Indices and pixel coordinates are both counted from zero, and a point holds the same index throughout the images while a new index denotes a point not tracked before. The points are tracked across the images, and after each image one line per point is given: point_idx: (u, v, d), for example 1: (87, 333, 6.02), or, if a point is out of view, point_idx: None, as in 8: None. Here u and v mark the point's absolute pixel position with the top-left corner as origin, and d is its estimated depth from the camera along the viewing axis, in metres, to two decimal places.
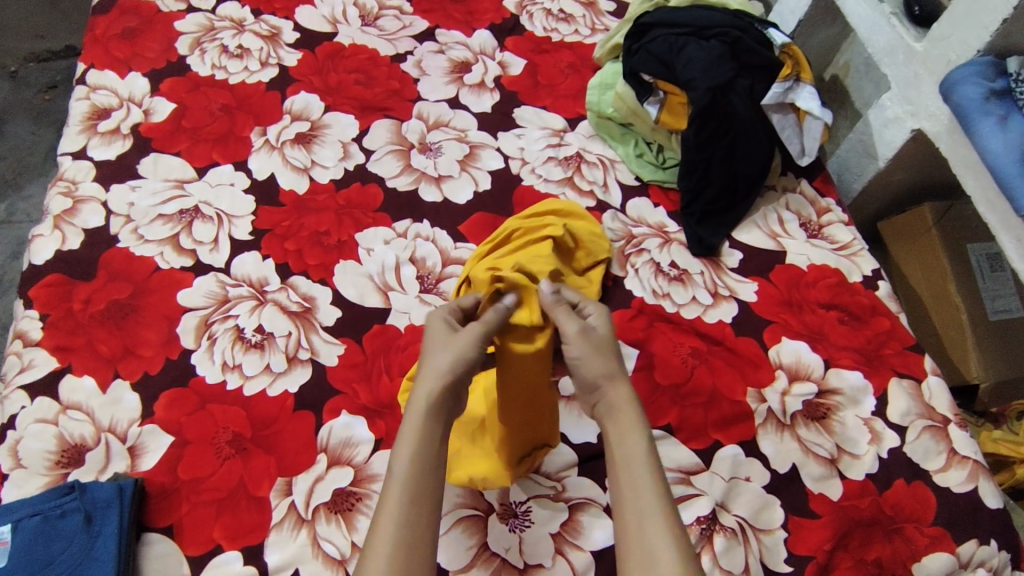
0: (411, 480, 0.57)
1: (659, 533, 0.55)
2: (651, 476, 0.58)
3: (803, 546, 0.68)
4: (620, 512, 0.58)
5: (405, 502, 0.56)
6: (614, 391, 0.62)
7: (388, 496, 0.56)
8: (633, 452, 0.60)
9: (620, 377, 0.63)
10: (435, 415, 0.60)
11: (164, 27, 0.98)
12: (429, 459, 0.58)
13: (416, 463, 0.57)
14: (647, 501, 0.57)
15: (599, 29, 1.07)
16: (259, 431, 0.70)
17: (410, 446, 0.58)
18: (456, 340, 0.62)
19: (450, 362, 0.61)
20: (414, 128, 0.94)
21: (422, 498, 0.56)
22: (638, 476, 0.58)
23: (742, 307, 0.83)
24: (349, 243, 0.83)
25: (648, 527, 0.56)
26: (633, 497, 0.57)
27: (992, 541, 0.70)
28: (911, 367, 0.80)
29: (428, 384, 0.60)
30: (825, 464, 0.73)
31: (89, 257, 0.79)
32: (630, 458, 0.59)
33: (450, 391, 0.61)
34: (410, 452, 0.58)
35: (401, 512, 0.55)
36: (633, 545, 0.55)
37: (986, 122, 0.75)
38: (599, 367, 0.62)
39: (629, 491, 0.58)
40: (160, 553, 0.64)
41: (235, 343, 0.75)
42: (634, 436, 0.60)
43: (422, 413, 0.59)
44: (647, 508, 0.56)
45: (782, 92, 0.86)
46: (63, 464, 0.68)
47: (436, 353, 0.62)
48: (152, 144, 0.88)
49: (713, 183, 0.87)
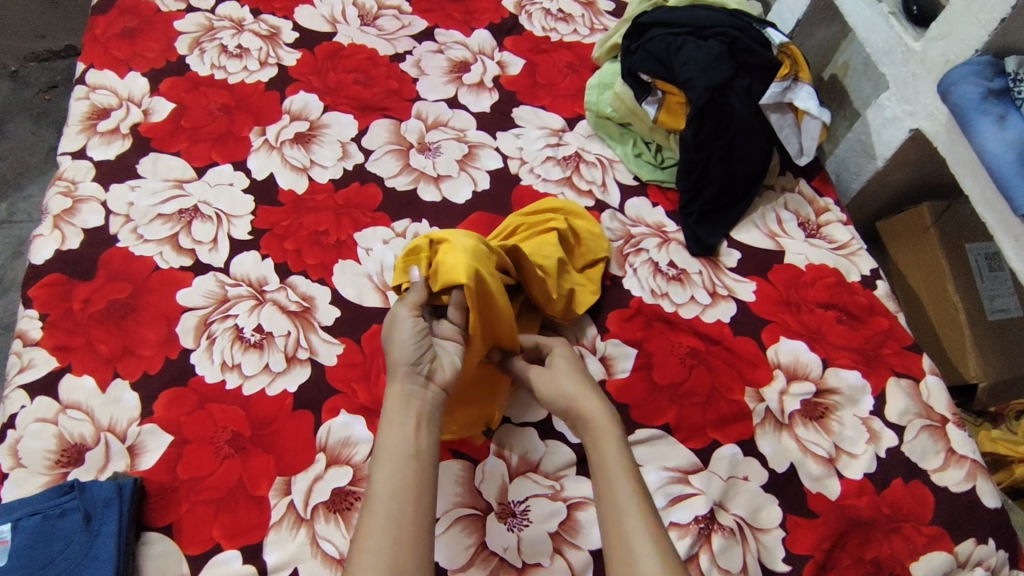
0: (394, 480, 0.59)
1: (638, 532, 0.58)
2: (627, 476, 0.62)
3: (801, 545, 0.69)
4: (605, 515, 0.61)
5: (388, 500, 0.58)
6: (586, 403, 0.68)
7: (373, 498, 0.58)
8: (608, 456, 0.64)
9: (590, 392, 0.69)
10: (408, 417, 0.63)
11: (164, 27, 0.98)
12: (404, 457, 0.60)
13: (396, 464, 0.60)
14: (624, 500, 0.60)
15: (598, 28, 1.07)
16: (258, 430, 0.71)
17: (387, 450, 0.61)
18: (402, 328, 0.67)
19: (411, 351, 0.66)
20: (413, 127, 0.94)
21: (404, 496, 0.58)
22: (614, 478, 0.62)
23: (742, 307, 0.83)
24: (349, 243, 0.83)
25: (628, 526, 0.59)
26: (612, 501, 0.61)
27: (990, 540, 0.70)
28: (910, 366, 0.80)
29: (395, 381, 0.65)
30: (823, 463, 0.73)
31: (89, 257, 0.79)
32: (607, 466, 0.63)
33: (413, 382, 0.65)
34: (387, 455, 0.61)
35: (388, 512, 0.57)
36: (616, 545, 0.58)
37: (984, 121, 0.75)
38: (564, 387, 0.69)
39: (608, 494, 0.62)
40: (160, 551, 0.64)
41: (235, 342, 0.75)
42: (609, 443, 0.65)
43: (394, 414, 0.63)
44: (623, 509, 0.60)
45: (781, 91, 0.86)
46: (63, 463, 0.68)
47: (394, 344, 0.67)
48: (152, 144, 0.88)
49: (713, 183, 0.88)
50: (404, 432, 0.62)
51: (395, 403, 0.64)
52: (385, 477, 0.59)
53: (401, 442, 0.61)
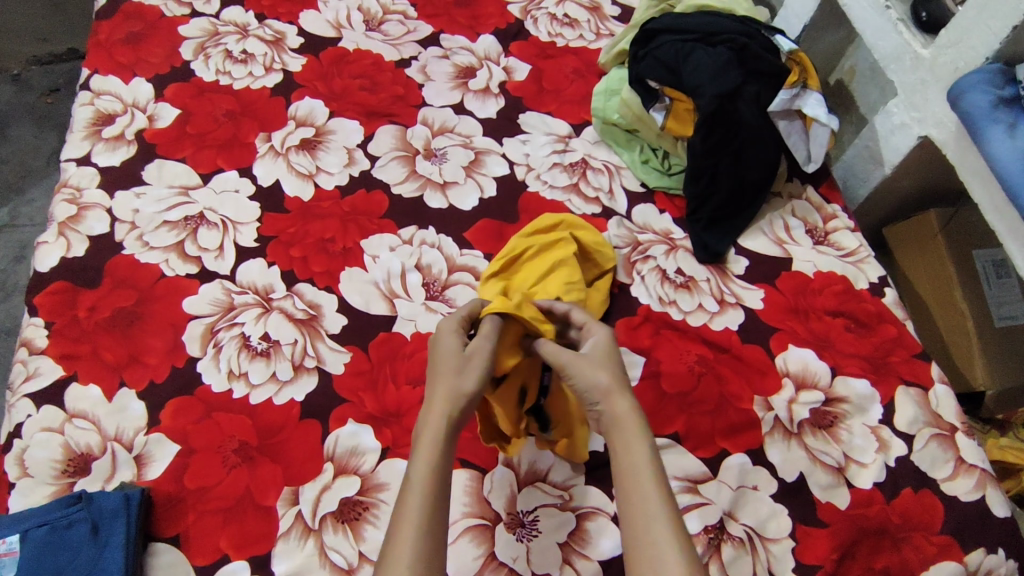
0: (425, 516, 0.54)
1: (668, 544, 0.53)
2: (653, 484, 0.56)
3: (811, 555, 0.68)
4: (626, 520, 0.55)
5: (419, 541, 0.53)
6: (617, 404, 0.61)
7: (400, 531, 0.54)
8: (640, 459, 0.58)
9: (622, 389, 0.62)
10: (444, 449, 0.58)
11: (169, 32, 0.98)
12: (440, 496, 0.56)
13: (428, 499, 0.55)
14: (655, 508, 0.55)
15: (604, 33, 1.07)
16: (265, 439, 0.70)
17: (422, 479, 0.56)
18: (472, 362, 0.62)
19: (472, 385, 0.61)
20: (419, 133, 0.93)
21: (433, 533, 0.54)
22: (642, 484, 0.56)
23: (749, 314, 0.83)
24: (355, 250, 0.83)
25: (656, 536, 0.53)
26: (642, 506, 0.55)
27: (999, 550, 0.70)
28: (919, 374, 0.80)
29: (441, 382, 0.61)
30: (833, 472, 0.73)
31: (94, 264, 0.79)
32: (636, 464, 0.57)
33: (456, 417, 0.60)
34: (418, 487, 0.56)
35: (418, 549, 0.52)
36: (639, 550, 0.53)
37: (995, 130, 0.75)
38: (595, 380, 0.62)
39: (633, 501, 0.56)
40: (167, 562, 0.64)
41: (241, 351, 0.75)
42: (640, 444, 0.58)
43: (437, 414, 0.59)
44: (654, 515, 0.54)
45: (789, 99, 0.86)
46: (69, 473, 0.68)
47: (449, 374, 0.62)
48: (157, 150, 0.88)
49: (721, 190, 0.87)
50: (444, 474, 0.57)
51: (431, 431, 0.59)
52: (413, 512, 0.54)
53: (442, 479, 0.57)
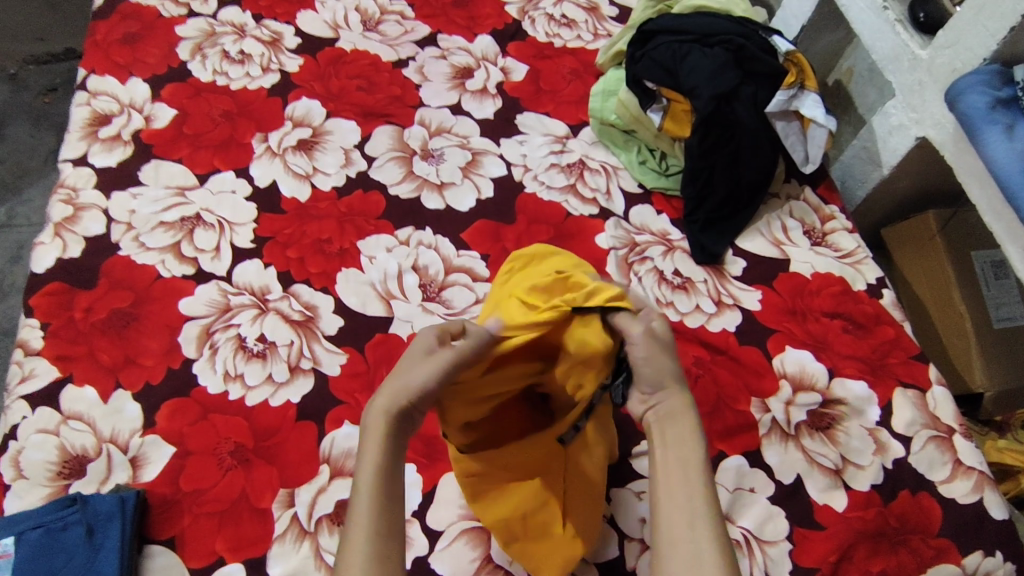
0: (377, 514, 0.49)
1: (706, 537, 0.49)
2: (701, 480, 0.52)
3: (808, 558, 0.68)
4: (662, 512, 0.51)
5: (373, 546, 0.48)
6: (672, 400, 0.56)
7: (353, 537, 0.48)
8: (687, 450, 0.53)
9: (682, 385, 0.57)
10: (393, 442, 0.53)
11: (165, 32, 0.97)
12: (393, 488, 0.51)
13: (379, 500, 0.50)
14: (698, 503, 0.50)
15: (602, 33, 1.07)
16: (262, 441, 0.70)
17: (372, 473, 0.51)
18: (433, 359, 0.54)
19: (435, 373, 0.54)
20: (416, 134, 0.93)
21: (388, 540, 0.49)
22: (692, 481, 0.52)
23: (747, 316, 0.82)
24: (351, 251, 0.83)
25: (697, 531, 0.49)
26: (682, 500, 0.50)
27: (997, 552, 0.70)
28: (917, 376, 0.80)
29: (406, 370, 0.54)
30: (830, 474, 0.73)
31: (89, 265, 0.79)
32: (684, 461, 0.53)
33: (403, 414, 0.53)
34: (368, 494, 0.50)
35: (373, 549, 0.48)
36: (679, 545, 0.48)
37: (993, 131, 0.75)
38: (660, 369, 0.56)
39: (678, 497, 0.51)
40: (163, 564, 0.64)
41: (237, 352, 0.75)
42: (690, 440, 0.54)
43: (389, 406, 0.53)
44: (696, 509, 0.50)
45: (786, 99, 0.85)
46: (64, 474, 0.68)
47: (411, 367, 0.54)
48: (153, 150, 0.87)
49: (717, 192, 0.87)
50: (395, 480, 0.52)
51: (377, 430, 0.52)
52: (365, 525, 0.48)
53: (393, 476, 0.51)
